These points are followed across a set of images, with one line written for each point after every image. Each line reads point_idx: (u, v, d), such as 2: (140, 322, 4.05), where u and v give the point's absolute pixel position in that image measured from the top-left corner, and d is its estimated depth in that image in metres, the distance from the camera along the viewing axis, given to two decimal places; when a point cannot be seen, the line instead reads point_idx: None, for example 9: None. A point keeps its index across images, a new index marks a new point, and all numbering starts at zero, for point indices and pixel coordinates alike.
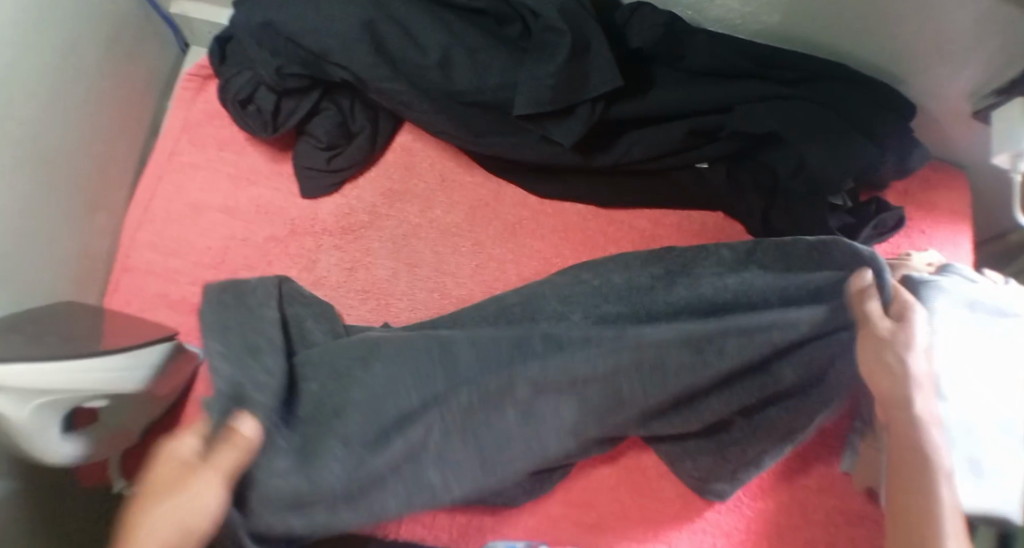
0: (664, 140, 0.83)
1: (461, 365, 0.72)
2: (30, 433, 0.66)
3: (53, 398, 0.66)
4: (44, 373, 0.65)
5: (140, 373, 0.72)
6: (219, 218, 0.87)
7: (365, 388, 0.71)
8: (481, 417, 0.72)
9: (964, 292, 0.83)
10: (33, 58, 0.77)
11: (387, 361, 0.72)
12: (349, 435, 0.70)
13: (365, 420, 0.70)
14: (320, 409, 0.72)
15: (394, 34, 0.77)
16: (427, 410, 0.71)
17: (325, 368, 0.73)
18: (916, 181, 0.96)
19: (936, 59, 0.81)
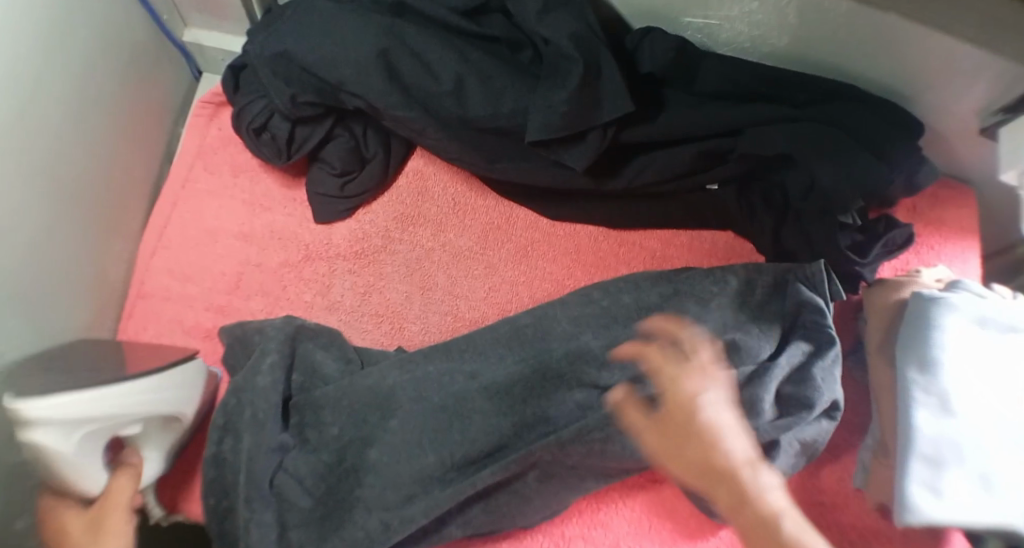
0: (674, 163, 0.84)
1: (483, 403, 0.77)
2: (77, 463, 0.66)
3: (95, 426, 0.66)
4: (91, 406, 0.64)
5: (167, 388, 0.72)
6: (234, 244, 0.87)
7: (397, 426, 0.76)
8: (475, 433, 0.76)
9: (971, 309, 0.85)
10: (49, 91, 0.77)
11: (410, 400, 0.77)
12: (398, 472, 0.74)
13: (410, 457, 0.75)
14: (356, 448, 0.76)
15: (406, 61, 0.78)
16: (466, 442, 0.75)
17: (344, 406, 0.77)
18: (924, 198, 0.96)
19: (941, 79, 0.82)
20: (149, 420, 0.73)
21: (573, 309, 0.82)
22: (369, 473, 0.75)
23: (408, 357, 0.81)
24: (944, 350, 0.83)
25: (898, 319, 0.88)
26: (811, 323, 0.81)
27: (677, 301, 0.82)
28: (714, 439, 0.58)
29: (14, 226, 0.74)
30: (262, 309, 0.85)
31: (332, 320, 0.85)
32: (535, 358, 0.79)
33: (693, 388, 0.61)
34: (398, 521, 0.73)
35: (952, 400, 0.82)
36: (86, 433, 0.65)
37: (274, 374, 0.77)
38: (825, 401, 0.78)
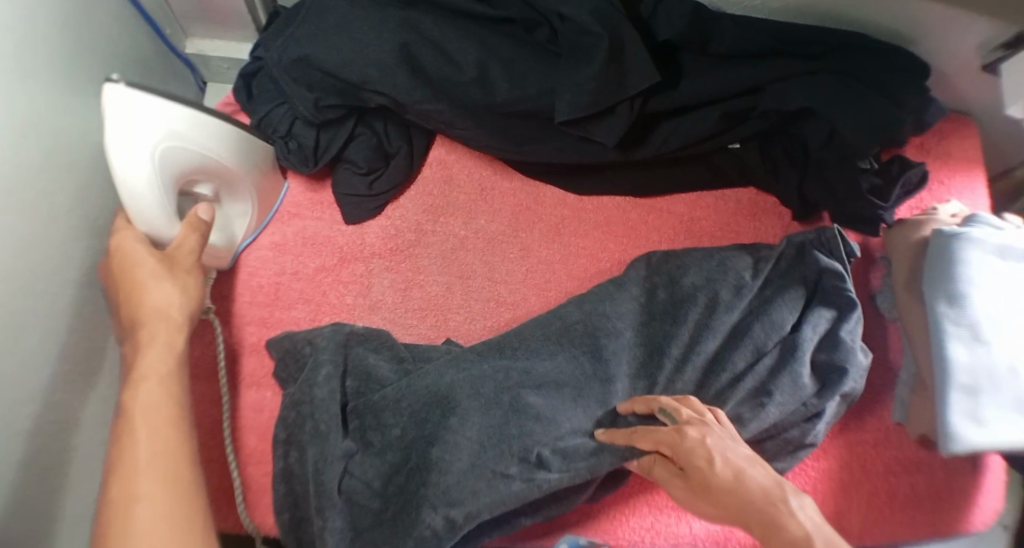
0: (698, 128, 0.85)
1: (540, 399, 0.77)
2: (148, 181, 0.71)
3: (175, 143, 0.72)
4: (197, 121, 0.73)
5: (245, 155, 0.80)
6: (267, 254, 0.86)
7: (456, 427, 0.75)
8: (530, 426, 0.76)
9: (994, 240, 0.86)
10: (74, 126, 0.74)
11: (466, 395, 0.76)
12: (461, 471, 0.74)
13: (471, 456, 0.74)
14: (413, 447, 0.76)
15: (430, 55, 0.79)
16: (523, 435, 0.75)
17: (404, 406, 0.77)
18: (932, 134, 0.98)
19: (940, 19, 0.83)
20: (222, 187, 0.80)
21: (622, 306, 0.83)
22: (428, 472, 0.74)
23: (460, 353, 0.80)
24: (972, 284, 0.85)
25: (923, 255, 0.90)
26: (830, 288, 0.84)
27: (711, 289, 0.83)
28: (732, 479, 0.65)
29: (59, 270, 0.72)
30: (305, 317, 0.84)
31: (376, 319, 0.85)
32: (589, 358, 0.80)
33: (695, 435, 0.68)
34: (464, 517, 0.73)
35: (983, 330, 0.85)
36: (161, 148, 0.70)
37: (329, 387, 0.77)
38: (857, 362, 0.81)
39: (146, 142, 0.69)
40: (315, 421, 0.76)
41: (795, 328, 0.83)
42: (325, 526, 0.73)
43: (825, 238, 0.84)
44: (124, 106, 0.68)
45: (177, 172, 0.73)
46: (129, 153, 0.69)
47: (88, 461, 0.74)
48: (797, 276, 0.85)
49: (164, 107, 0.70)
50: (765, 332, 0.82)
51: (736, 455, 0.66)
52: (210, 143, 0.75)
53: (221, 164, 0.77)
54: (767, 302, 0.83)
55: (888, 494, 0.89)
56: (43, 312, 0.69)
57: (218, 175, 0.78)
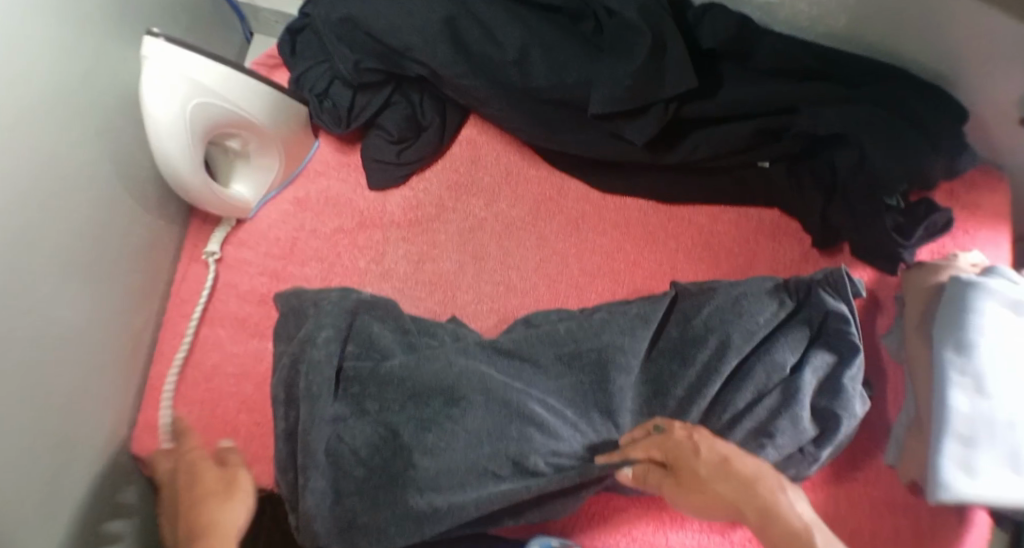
0: (728, 141, 0.85)
1: (544, 416, 0.77)
2: (183, 135, 0.71)
3: (211, 100, 0.72)
4: (226, 80, 0.73)
5: (277, 115, 0.80)
6: (287, 209, 0.87)
7: (453, 419, 0.75)
8: (527, 430, 0.76)
9: (1010, 293, 0.86)
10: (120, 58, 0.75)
11: (471, 390, 0.76)
12: (451, 460, 0.74)
13: (465, 448, 0.74)
14: (405, 432, 0.75)
15: (474, 31, 0.80)
16: (522, 439, 0.75)
17: (407, 386, 0.76)
18: (963, 183, 0.98)
19: (989, 68, 0.83)
20: (250, 142, 0.80)
21: (641, 344, 0.80)
22: (414, 455, 0.74)
23: (470, 344, 0.80)
24: (982, 333, 0.84)
25: (936, 300, 0.89)
26: (833, 331, 0.83)
27: (724, 331, 0.81)
28: (721, 464, 0.69)
29: (84, 195, 0.73)
30: (316, 275, 0.85)
31: (385, 287, 0.85)
32: (594, 389, 0.79)
33: (683, 433, 0.71)
34: (447, 506, 0.73)
35: (988, 382, 0.84)
36: (195, 104, 0.71)
37: (320, 351, 0.77)
38: (854, 409, 0.80)
39: (183, 97, 0.70)
40: (311, 382, 0.76)
41: (795, 369, 0.82)
42: (308, 485, 0.74)
43: (838, 283, 0.83)
44: (163, 63, 0.68)
45: (201, 130, 0.73)
46: (164, 109, 0.69)
47: (85, 383, 0.75)
48: (808, 318, 0.84)
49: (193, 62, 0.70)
50: (766, 368, 0.81)
51: (722, 444, 0.70)
52: (237, 103, 0.74)
53: (242, 121, 0.76)
54: (768, 341, 0.83)
55: (871, 532, 0.88)
56: (60, 227, 0.70)
57: (248, 132, 0.78)
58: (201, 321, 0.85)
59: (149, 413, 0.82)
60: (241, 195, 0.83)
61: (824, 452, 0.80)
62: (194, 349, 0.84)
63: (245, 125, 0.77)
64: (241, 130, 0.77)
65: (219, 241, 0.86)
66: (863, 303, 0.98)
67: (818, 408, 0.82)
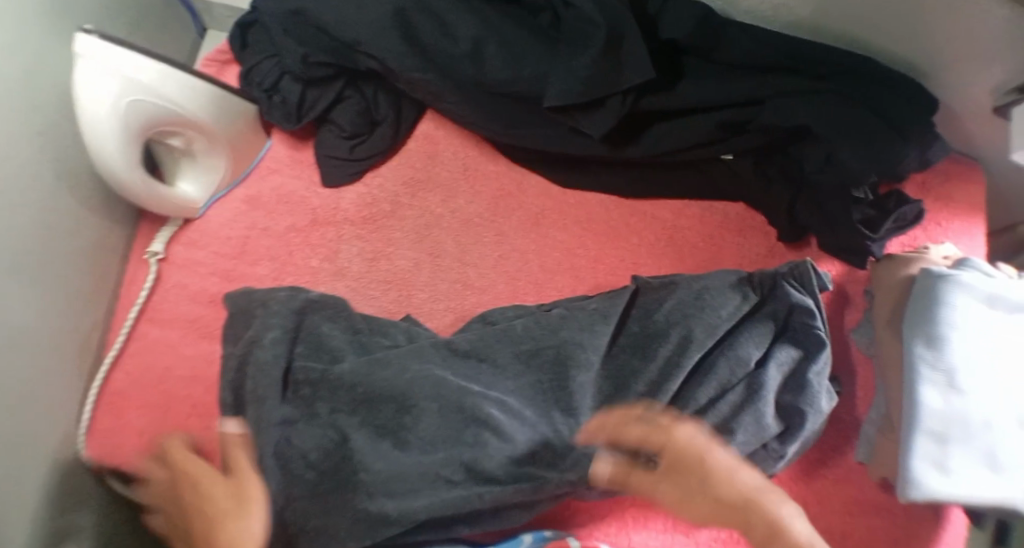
0: (692, 134, 0.83)
1: (502, 423, 0.74)
2: (116, 132, 0.70)
3: (146, 96, 0.70)
4: (156, 75, 0.71)
5: (222, 114, 0.78)
6: (240, 208, 0.86)
7: (405, 425, 0.73)
8: (481, 435, 0.73)
9: (985, 287, 0.83)
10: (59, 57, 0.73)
11: (426, 394, 0.74)
12: (402, 464, 0.72)
13: (418, 453, 0.73)
14: (356, 438, 0.73)
15: (426, 22, 0.77)
16: (477, 444, 0.73)
17: (359, 391, 0.74)
18: (936, 174, 0.95)
19: (961, 57, 0.80)
20: (196, 141, 0.78)
21: (601, 339, 0.78)
22: (363, 460, 0.72)
23: (426, 346, 0.78)
24: (956, 329, 0.82)
25: (907, 294, 0.87)
26: (799, 326, 0.81)
27: (685, 326, 0.79)
28: (719, 481, 0.69)
29: (23, 198, 0.71)
30: (268, 274, 0.84)
31: (339, 287, 0.83)
32: (554, 389, 0.77)
33: (688, 433, 0.71)
34: (398, 512, 0.71)
35: (961, 378, 0.81)
36: (126, 100, 0.69)
37: (267, 354, 0.75)
38: (819, 406, 0.78)
39: (115, 93, 0.68)
40: (260, 383, 0.74)
41: (759, 364, 0.80)
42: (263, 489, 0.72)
43: (802, 275, 0.81)
44: (97, 58, 0.67)
45: (136, 126, 0.71)
46: (96, 106, 0.68)
47: (28, 392, 0.73)
48: (774, 313, 0.81)
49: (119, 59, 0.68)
50: (728, 363, 0.79)
51: (728, 452, 0.71)
52: (173, 98, 0.72)
53: (179, 118, 0.74)
54: (731, 336, 0.81)
55: (843, 532, 0.86)
56: None
57: (191, 131, 0.76)
58: (151, 323, 0.83)
59: (99, 419, 0.80)
60: (187, 193, 0.82)
61: (789, 448, 0.78)
62: (143, 353, 0.82)
63: (183, 122, 0.75)
64: (180, 128, 0.75)
65: (164, 241, 0.84)
66: (832, 297, 0.96)
67: (782, 403, 0.79)
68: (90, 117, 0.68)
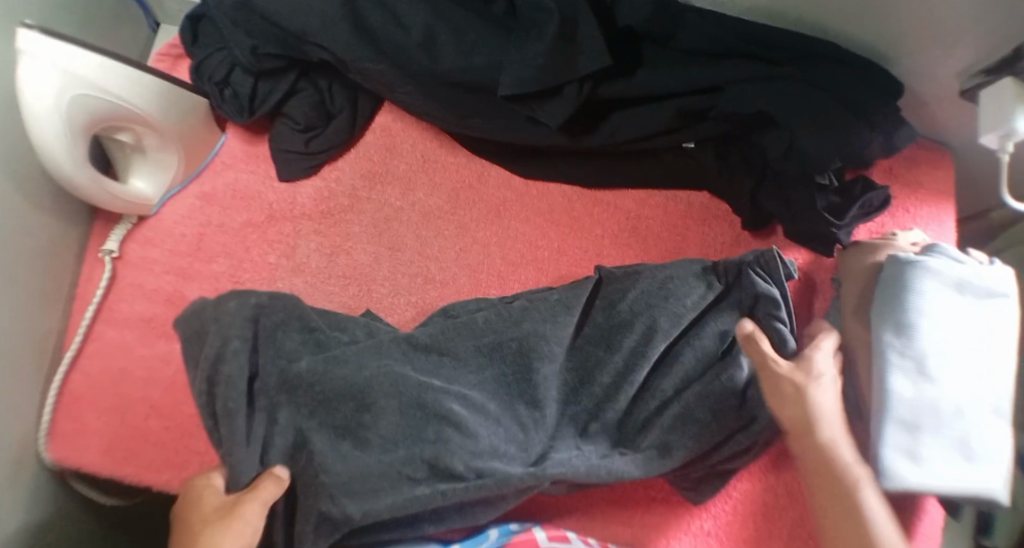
0: (651, 122, 0.81)
1: (465, 418, 0.72)
2: (58, 126, 0.69)
3: (87, 91, 0.70)
4: (98, 70, 0.71)
5: (171, 109, 0.78)
6: (194, 204, 0.85)
7: (365, 422, 0.71)
8: (443, 432, 0.71)
9: (954, 273, 0.80)
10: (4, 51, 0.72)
11: (385, 391, 0.72)
12: (361, 464, 0.70)
13: (378, 451, 0.71)
14: (314, 437, 0.71)
15: (376, 13, 0.77)
16: (439, 441, 0.71)
17: (317, 391, 0.72)
18: (903, 160, 0.94)
19: (922, 40, 0.80)
20: (146, 137, 0.78)
21: (564, 330, 0.77)
22: (322, 461, 0.70)
23: (386, 342, 0.76)
24: (923, 315, 0.79)
25: (876, 281, 0.85)
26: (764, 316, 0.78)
27: (650, 316, 0.78)
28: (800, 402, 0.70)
29: None
30: (224, 271, 0.83)
31: (297, 283, 0.82)
32: (518, 381, 0.76)
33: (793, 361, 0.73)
34: (361, 514, 0.69)
35: (930, 365, 0.78)
36: (66, 95, 0.69)
37: (221, 355, 0.70)
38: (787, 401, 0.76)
39: (55, 88, 0.68)
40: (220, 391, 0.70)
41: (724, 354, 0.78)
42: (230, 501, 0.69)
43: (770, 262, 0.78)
44: (36, 53, 0.67)
45: (79, 122, 0.71)
46: (37, 100, 0.68)
47: None
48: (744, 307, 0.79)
49: (58, 54, 0.68)
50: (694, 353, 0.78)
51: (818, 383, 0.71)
52: (117, 92, 0.72)
53: (125, 113, 0.74)
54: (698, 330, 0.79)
55: None
56: None
57: (140, 127, 0.76)
58: (107, 324, 0.81)
59: (57, 425, 0.78)
60: (140, 190, 0.81)
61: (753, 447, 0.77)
62: (99, 356, 0.80)
63: (129, 117, 0.75)
64: (128, 124, 0.75)
65: (118, 239, 0.83)
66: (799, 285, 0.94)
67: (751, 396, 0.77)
68: (32, 113, 0.68)
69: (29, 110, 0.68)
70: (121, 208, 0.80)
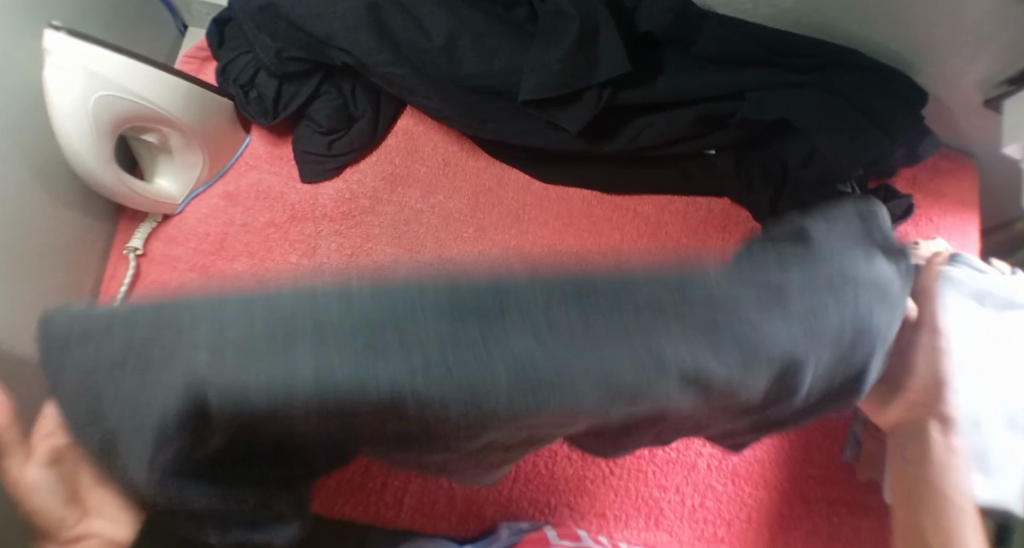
0: (671, 127, 0.81)
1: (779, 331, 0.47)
2: (84, 124, 0.72)
3: (113, 92, 0.72)
4: (126, 71, 0.72)
5: (196, 110, 0.80)
6: (217, 204, 0.86)
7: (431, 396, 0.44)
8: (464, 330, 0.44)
9: (973, 283, 0.80)
10: (35, 51, 0.74)
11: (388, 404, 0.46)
12: (322, 347, 0.43)
13: (346, 330, 0.44)
14: (586, 314, 0.45)
15: (398, 18, 0.78)
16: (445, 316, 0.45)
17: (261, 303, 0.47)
18: (925, 169, 0.93)
19: (946, 48, 0.79)
20: (170, 137, 0.80)
21: None
22: (276, 319, 0.44)
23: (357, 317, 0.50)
24: (944, 326, 0.78)
25: None
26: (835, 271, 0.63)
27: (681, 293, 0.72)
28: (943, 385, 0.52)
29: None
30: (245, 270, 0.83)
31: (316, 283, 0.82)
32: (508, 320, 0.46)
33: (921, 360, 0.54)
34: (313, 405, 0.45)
35: (951, 377, 0.76)
36: (93, 94, 0.71)
37: None
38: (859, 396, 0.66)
39: (82, 87, 0.70)
40: None
41: None
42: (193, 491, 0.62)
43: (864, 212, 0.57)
44: (64, 53, 0.69)
45: (104, 121, 0.73)
46: (65, 99, 0.70)
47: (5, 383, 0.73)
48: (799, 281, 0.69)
49: (86, 55, 0.70)
50: None
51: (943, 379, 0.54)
52: (143, 93, 0.74)
53: (150, 113, 0.76)
54: None
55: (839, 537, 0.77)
56: None
57: (164, 127, 0.78)
58: None
59: None
60: (164, 189, 0.84)
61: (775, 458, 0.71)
62: None
63: (154, 118, 0.77)
64: (153, 123, 0.77)
65: (143, 237, 0.85)
66: None
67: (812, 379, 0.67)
68: (60, 111, 0.71)
69: (57, 109, 0.71)
70: (146, 205, 0.83)
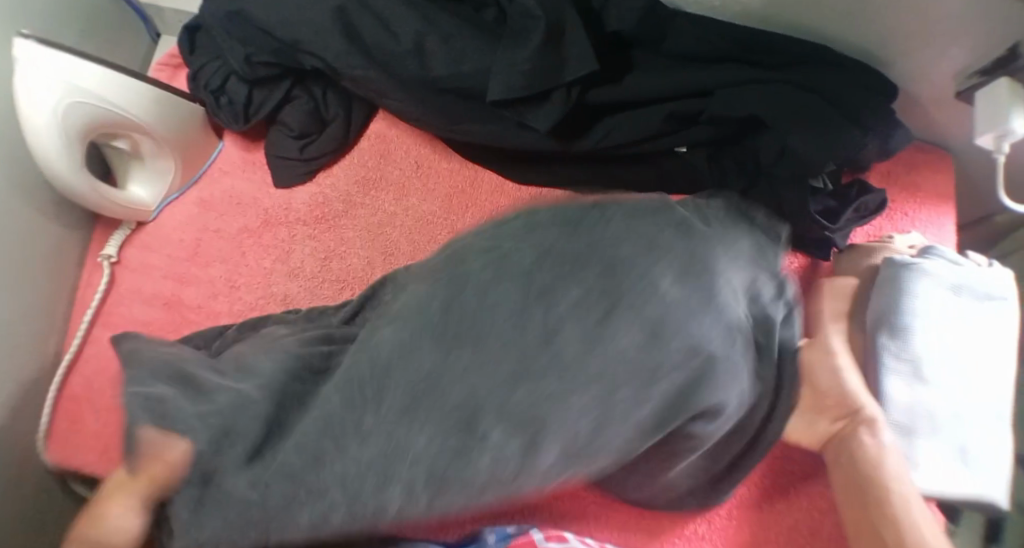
0: (640, 124, 0.82)
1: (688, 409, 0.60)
2: (57, 132, 0.72)
3: (86, 99, 0.73)
4: (96, 79, 0.73)
5: (168, 116, 0.81)
6: (192, 211, 0.87)
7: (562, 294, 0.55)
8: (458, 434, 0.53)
9: (950, 275, 0.77)
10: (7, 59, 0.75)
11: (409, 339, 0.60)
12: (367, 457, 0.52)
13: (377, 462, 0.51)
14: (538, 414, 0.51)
15: (367, 21, 0.79)
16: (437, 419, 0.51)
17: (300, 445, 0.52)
18: (900, 163, 0.92)
19: (915, 41, 0.79)
20: (142, 143, 0.81)
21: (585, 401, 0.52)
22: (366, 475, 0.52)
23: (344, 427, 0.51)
24: (918, 317, 0.75)
25: (869, 285, 0.80)
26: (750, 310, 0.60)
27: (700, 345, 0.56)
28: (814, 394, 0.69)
29: None
30: (220, 276, 0.84)
31: (292, 287, 0.82)
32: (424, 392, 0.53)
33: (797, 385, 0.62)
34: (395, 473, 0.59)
35: (925, 368, 0.74)
36: (64, 101, 0.71)
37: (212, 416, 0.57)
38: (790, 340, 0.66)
39: (55, 94, 0.71)
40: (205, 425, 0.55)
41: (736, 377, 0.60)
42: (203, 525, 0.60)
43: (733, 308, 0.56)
44: (37, 62, 0.70)
45: (76, 128, 0.73)
46: (37, 107, 0.71)
47: None
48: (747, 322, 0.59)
49: (58, 64, 0.71)
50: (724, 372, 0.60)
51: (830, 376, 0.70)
52: (115, 99, 0.75)
53: (121, 120, 0.76)
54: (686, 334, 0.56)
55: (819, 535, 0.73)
56: None
57: (137, 133, 0.79)
58: (105, 327, 0.82)
59: (57, 423, 0.78)
60: (138, 194, 0.84)
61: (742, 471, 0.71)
62: (97, 355, 0.81)
63: (125, 124, 0.77)
64: (124, 130, 0.78)
65: (117, 244, 0.85)
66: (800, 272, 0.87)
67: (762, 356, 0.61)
68: (31, 119, 0.71)
69: (28, 118, 0.71)
70: (120, 212, 0.83)
